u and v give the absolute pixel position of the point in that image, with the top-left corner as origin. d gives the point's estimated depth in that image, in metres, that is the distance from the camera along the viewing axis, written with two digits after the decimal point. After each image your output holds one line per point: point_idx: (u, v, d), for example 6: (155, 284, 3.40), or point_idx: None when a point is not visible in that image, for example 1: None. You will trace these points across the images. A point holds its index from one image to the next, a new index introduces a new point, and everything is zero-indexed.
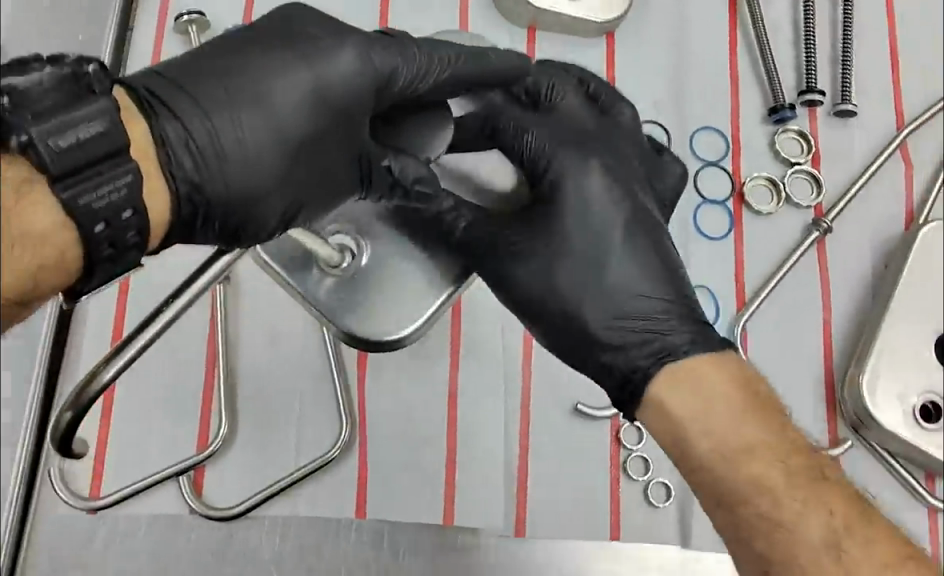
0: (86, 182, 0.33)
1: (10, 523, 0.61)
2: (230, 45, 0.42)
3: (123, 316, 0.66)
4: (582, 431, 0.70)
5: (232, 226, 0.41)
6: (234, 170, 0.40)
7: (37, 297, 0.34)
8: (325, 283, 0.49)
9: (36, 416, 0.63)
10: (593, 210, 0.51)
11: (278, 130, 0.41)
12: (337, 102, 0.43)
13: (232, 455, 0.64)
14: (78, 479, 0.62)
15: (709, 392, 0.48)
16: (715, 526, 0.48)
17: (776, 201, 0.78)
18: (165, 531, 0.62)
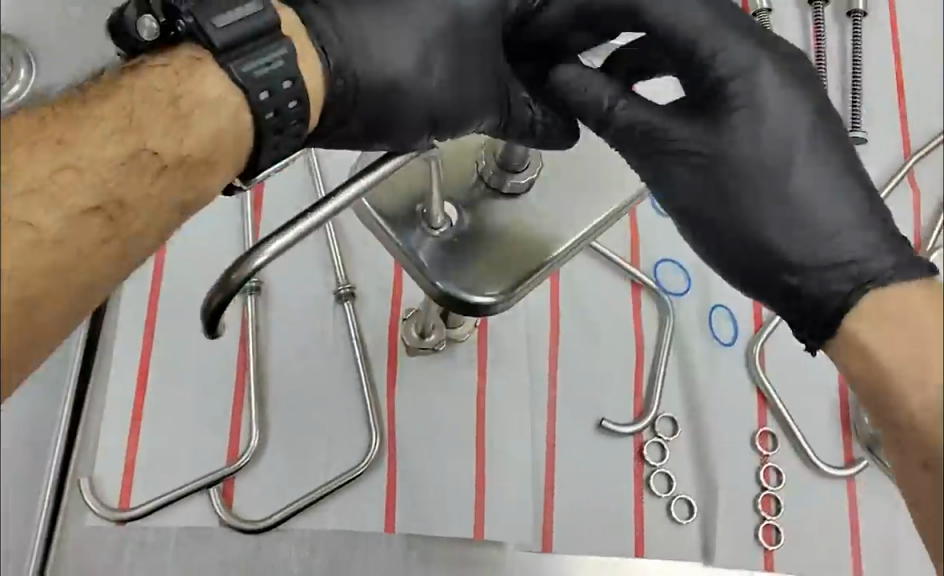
0: (248, 56, 0.37)
1: (43, 530, 0.60)
2: None
3: (153, 326, 0.66)
4: (606, 446, 0.71)
5: (378, 119, 0.42)
6: (376, 60, 0.42)
7: (219, 165, 0.38)
8: (425, 243, 0.48)
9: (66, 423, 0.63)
10: (764, 137, 0.42)
11: (420, 34, 0.43)
12: (479, 36, 0.45)
13: (262, 466, 0.63)
14: (107, 487, 0.61)
15: (923, 332, 0.38)
16: (916, 513, 0.39)
17: None
18: (194, 543, 0.61)
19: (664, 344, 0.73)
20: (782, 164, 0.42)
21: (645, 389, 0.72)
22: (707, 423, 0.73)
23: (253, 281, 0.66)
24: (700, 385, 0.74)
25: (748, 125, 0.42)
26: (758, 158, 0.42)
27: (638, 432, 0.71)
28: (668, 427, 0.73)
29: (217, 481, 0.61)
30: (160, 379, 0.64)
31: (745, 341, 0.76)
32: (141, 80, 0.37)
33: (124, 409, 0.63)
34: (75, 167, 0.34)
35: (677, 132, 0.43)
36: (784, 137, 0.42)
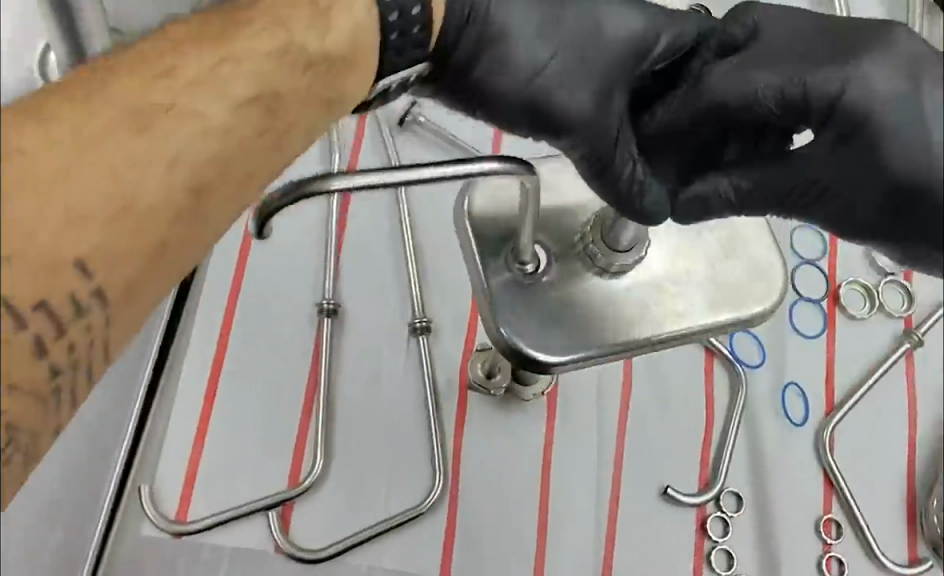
0: None
1: (95, 549, 0.56)
2: None
3: (227, 335, 0.64)
4: (670, 516, 0.68)
5: (476, 102, 0.38)
6: (491, 39, 0.37)
7: (352, 68, 0.35)
8: (503, 277, 0.42)
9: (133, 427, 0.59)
10: (908, 132, 0.35)
11: (551, 24, 0.38)
12: (608, 58, 0.38)
13: (323, 494, 0.62)
14: (167, 496, 0.60)
15: None
16: None
17: (870, 307, 0.79)
18: (247, 564, 0.59)
19: (736, 413, 0.71)
20: (926, 150, 0.35)
21: (712, 458, 0.70)
22: (772, 502, 0.71)
23: (331, 303, 0.64)
24: (765, 460, 0.72)
25: (882, 136, 0.35)
26: (901, 173, 0.35)
27: (703, 504, 0.68)
28: (733, 502, 0.70)
29: (272, 506, 0.59)
30: (229, 389, 0.63)
31: (815, 423, 0.74)
32: None
33: (189, 419, 0.62)
34: (231, 62, 0.31)
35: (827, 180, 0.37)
36: (912, 120, 0.35)
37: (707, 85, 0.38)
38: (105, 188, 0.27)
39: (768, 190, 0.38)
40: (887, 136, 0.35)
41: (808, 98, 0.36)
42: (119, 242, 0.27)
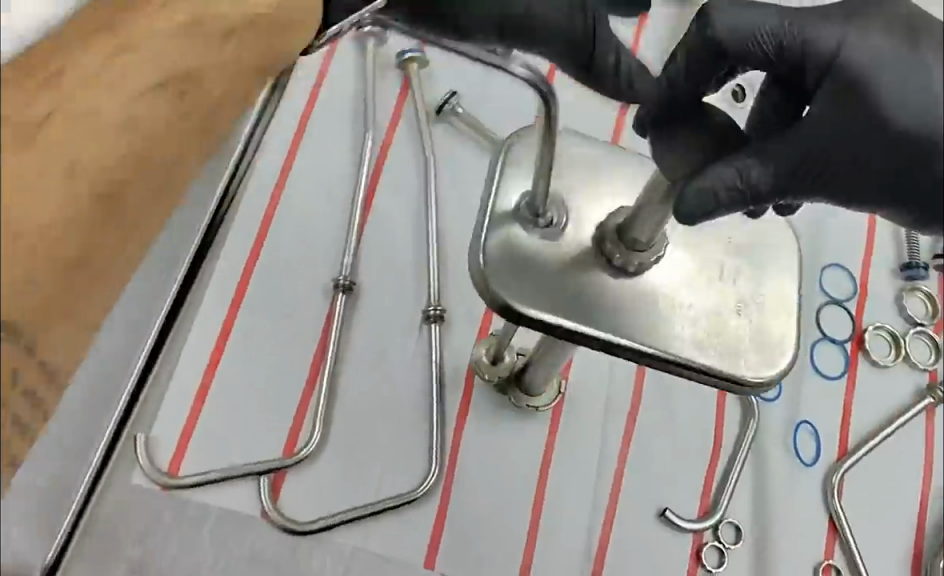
0: None
1: (81, 499, 0.55)
2: None
3: (239, 303, 0.65)
4: (664, 539, 0.67)
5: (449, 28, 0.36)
6: None
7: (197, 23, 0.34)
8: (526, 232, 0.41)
9: (135, 382, 0.58)
10: (912, 85, 0.32)
11: None
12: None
13: (315, 470, 0.61)
14: (161, 451, 0.60)
15: None
16: None
17: (895, 354, 0.77)
18: (232, 526, 0.58)
19: (744, 444, 0.69)
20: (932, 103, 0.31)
21: (715, 486, 0.69)
22: (771, 540, 0.69)
23: (347, 280, 0.64)
24: (768, 496, 0.71)
25: (886, 83, 0.32)
26: (907, 127, 0.31)
27: (699, 531, 0.67)
28: (732, 533, 0.69)
29: (264, 473, 0.60)
30: (235, 355, 0.63)
31: (825, 465, 0.73)
32: None
33: (191, 379, 0.62)
34: (122, 62, 0.31)
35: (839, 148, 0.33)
36: (916, 72, 0.32)
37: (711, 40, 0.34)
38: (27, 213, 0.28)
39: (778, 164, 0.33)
40: (899, 92, 0.32)
41: (805, 54, 0.33)
42: (18, 268, 0.28)
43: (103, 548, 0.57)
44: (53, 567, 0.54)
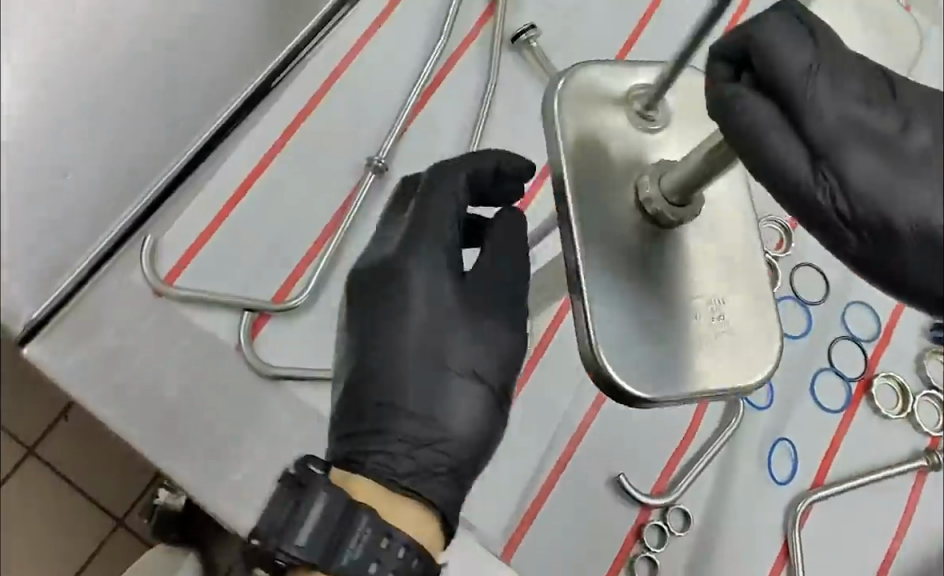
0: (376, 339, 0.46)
1: (72, 283, 0.59)
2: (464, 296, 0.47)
3: (274, 155, 0.67)
4: (609, 505, 0.67)
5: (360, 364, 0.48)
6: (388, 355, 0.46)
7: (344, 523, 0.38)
8: (617, 112, 0.45)
9: (154, 196, 0.62)
10: (941, 120, 0.33)
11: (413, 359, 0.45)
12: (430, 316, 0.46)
13: (297, 323, 0.65)
14: (163, 261, 0.64)
15: None
16: None
17: (901, 408, 0.75)
18: (208, 349, 0.63)
19: (719, 437, 0.68)
20: (928, 211, 0.31)
21: (676, 471, 0.69)
22: (717, 543, 0.68)
23: (381, 162, 0.66)
24: (725, 500, 0.70)
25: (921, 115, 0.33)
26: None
27: (647, 506, 0.67)
28: (681, 521, 0.68)
29: (247, 309, 0.64)
30: (255, 202, 0.66)
31: (795, 488, 0.71)
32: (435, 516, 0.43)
33: (209, 210, 0.66)
34: None
35: (875, 162, 0.32)
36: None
37: (765, 45, 0.33)
38: None
39: (806, 136, 0.33)
40: (899, 190, 0.31)
41: (848, 80, 0.33)
42: None
43: (82, 331, 0.59)
44: (32, 333, 0.58)
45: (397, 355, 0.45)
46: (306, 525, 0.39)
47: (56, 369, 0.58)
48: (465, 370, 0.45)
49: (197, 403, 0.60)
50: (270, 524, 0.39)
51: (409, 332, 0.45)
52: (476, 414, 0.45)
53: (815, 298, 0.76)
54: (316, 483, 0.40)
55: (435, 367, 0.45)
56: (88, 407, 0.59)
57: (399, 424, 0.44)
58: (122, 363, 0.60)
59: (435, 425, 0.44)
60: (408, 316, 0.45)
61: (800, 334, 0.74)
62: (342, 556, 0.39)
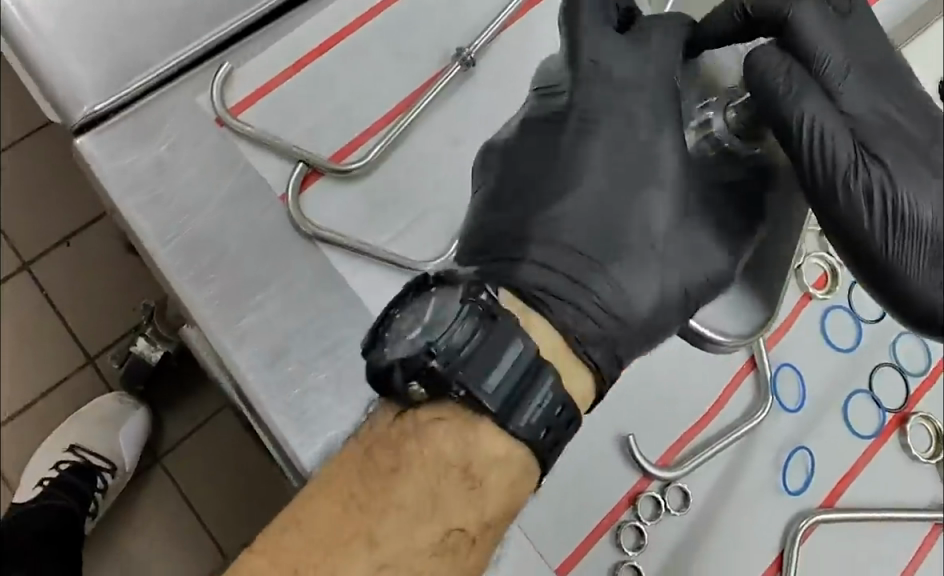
0: (518, 149, 0.55)
1: (138, 89, 0.60)
2: (604, 137, 0.53)
3: (366, 21, 0.67)
4: (616, 463, 0.63)
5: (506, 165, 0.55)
6: (553, 180, 0.53)
7: (451, 432, 0.46)
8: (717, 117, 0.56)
9: (237, 29, 0.63)
10: None
11: (568, 192, 0.52)
12: (595, 164, 0.52)
13: (347, 193, 0.63)
14: (235, 91, 0.63)
15: None
16: None
17: (931, 452, 0.72)
18: (251, 189, 0.61)
19: (741, 427, 0.65)
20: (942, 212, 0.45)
21: (685, 450, 0.65)
22: (714, 532, 0.64)
23: (469, 55, 0.65)
24: (735, 489, 0.65)
25: None
26: None
27: (648, 475, 0.62)
28: (678, 501, 0.63)
29: (303, 161, 0.62)
30: (334, 61, 0.65)
31: (804, 501, 0.67)
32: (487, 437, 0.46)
33: (288, 56, 0.65)
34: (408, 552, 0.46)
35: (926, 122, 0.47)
36: None
37: (797, 36, 0.50)
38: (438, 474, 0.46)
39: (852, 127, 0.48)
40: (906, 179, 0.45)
41: (867, 70, 0.49)
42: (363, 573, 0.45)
43: (138, 136, 0.60)
44: (90, 124, 0.59)
45: (571, 197, 0.52)
46: (487, 372, 0.45)
47: (99, 164, 0.58)
48: (643, 236, 0.51)
49: (229, 239, 0.59)
50: (454, 352, 0.45)
51: (582, 193, 0.52)
52: (643, 283, 0.51)
53: (870, 316, 0.74)
54: (499, 323, 0.46)
55: (617, 222, 0.51)
56: (122, 210, 0.58)
57: (549, 253, 0.51)
58: (164, 178, 0.59)
59: (595, 278, 0.50)
60: (587, 171, 0.52)
61: (849, 347, 0.73)
62: (524, 409, 0.46)
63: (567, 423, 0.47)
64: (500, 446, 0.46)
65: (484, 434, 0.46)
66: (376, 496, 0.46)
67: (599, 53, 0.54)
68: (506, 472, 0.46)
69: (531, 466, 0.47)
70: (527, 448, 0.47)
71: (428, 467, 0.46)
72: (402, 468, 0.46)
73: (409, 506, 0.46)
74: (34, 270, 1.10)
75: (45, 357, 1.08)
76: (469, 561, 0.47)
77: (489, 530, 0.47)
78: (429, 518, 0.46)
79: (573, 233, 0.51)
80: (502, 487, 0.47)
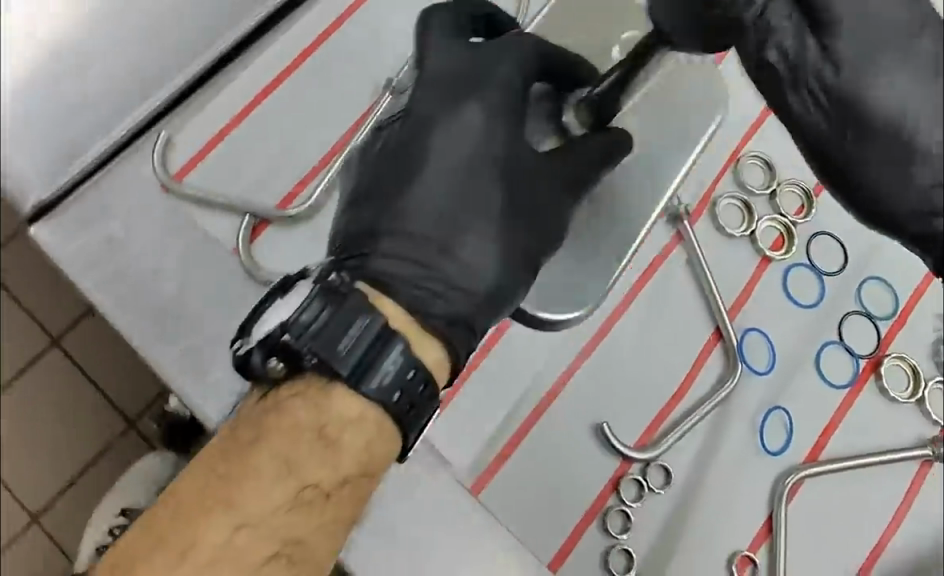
0: (367, 145, 0.53)
1: (84, 170, 0.63)
2: (442, 118, 0.50)
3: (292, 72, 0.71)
4: (594, 452, 0.65)
5: (357, 162, 0.53)
6: (389, 167, 0.50)
7: (306, 397, 0.45)
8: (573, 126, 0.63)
9: (172, 96, 0.66)
10: None
11: (405, 178, 0.49)
12: (428, 148, 0.50)
13: (296, 235, 0.67)
14: (176, 155, 0.67)
15: None
16: None
17: (910, 392, 0.73)
18: (204, 248, 0.64)
19: (713, 397, 0.67)
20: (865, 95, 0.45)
21: (662, 427, 0.67)
22: (699, 504, 0.66)
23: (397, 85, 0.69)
24: (714, 460, 0.67)
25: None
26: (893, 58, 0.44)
27: (627, 458, 0.64)
28: (660, 479, 0.65)
29: (249, 213, 0.66)
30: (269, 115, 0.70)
31: (788, 459, 0.69)
32: (338, 401, 0.45)
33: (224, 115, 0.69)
34: (254, 521, 0.43)
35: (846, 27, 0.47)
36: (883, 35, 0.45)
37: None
38: (289, 440, 0.44)
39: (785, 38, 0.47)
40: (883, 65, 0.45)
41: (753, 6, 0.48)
42: (214, 545, 0.43)
43: (90, 216, 0.62)
44: (43, 211, 0.62)
45: (409, 185, 0.49)
46: (341, 351, 0.44)
47: (58, 249, 0.61)
48: (484, 217, 0.50)
49: (189, 299, 0.62)
50: (304, 328, 0.44)
51: (423, 180, 0.49)
52: (488, 254, 0.49)
53: (832, 268, 0.75)
54: (349, 301, 0.45)
55: (467, 199, 0.49)
56: (83, 289, 0.61)
57: (394, 245, 0.48)
58: (121, 251, 0.62)
59: (437, 260, 0.48)
60: (427, 154, 0.50)
61: (812, 303, 0.74)
62: (373, 375, 0.44)
63: (422, 387, 0.46)
64: (354, 407, 0.45)
65: (337, 396, 0.45)
66: (229, 471, 0.44)
67: (438, 57, 0.53)
68: (362, 431, 0.45)
69: (386, 426, 0.46)
70: (380, 409, 0.45)
71: (283, 435, 0.44)
72: (259, 438, 0.44)
73: (265, 472, 0.43)
74: (64, 344, 1.07)
75: (53, 433, 1.06)
76: (328, 518, 0.45)
77: (346, 488, 0.45)
78: (285, 481, 0.44)
79: (415, 223, 0.48)
80: (357, 447, 0.45)
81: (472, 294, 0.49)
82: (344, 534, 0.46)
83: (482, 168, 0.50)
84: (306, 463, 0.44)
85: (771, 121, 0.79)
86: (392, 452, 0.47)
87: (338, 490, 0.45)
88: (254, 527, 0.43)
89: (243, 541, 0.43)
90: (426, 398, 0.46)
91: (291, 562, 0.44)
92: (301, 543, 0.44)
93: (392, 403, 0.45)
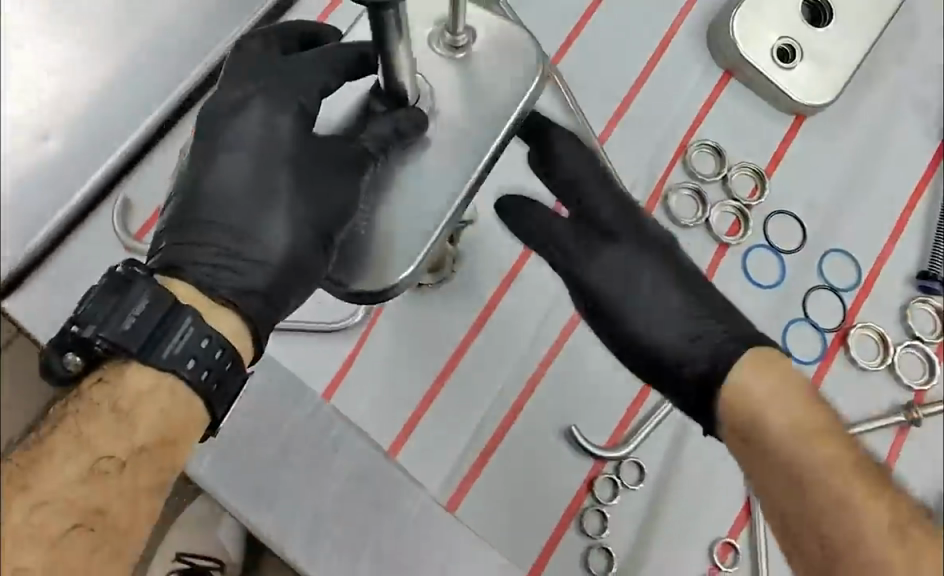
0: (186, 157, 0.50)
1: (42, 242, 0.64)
2: (227, 115, 0.46)
3: None
4: (567, 455, 0.66)
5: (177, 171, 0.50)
6: (186, 174, 0.46)
7: (97, 380, 0.43)
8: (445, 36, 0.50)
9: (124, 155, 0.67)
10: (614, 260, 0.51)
11: (194, 185, 0.45)
12: (214, 150, 0.45)
13: None
14: (137, 215, 0.67)
15: None
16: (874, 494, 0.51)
17: (879, 360, 0.74)
18: None
19: None
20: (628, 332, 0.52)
21: (634, 422, 0.68)
22: (676, 496, 0.67)
23: None
24: (686, 450, 0.68)
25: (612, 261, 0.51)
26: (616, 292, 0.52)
27: (600, 458, 0.66)
28: (635, 475, 0.67)
29: None
30: None
31: None
32: (127, 374, 0.42)
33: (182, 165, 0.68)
34: (52, 499, 0.41)
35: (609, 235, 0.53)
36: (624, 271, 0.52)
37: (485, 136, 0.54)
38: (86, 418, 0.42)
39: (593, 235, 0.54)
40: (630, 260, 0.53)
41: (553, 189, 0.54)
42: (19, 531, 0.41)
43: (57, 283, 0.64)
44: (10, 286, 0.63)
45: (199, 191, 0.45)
46: (138, 343, 0.41)
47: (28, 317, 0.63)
48: (277, 210, 0.45)
49: None
50: (97, 320, 0.41)
51: (213, 181, 0.45)
52: (285, 242, 0.45)
53: (791, 245, 0.76)
54: (134, 287, 0.42)
55: (254, 194, 0.45)
56: None
57: (189, 250, 0.44)
58: None
59: (235, 250, 0.44)
60: (216, 156, 0.45)
61: (775, 284, 0.75)
62: (163, 347, 0.41)
63: (226, 362, 0.43)
64: (148, 378, 0.42)
65: (127, 370, 0.42)
66: (31, 458, 0.42)
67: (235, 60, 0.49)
68: (155, 400, 0.42)
69: (183, 395, 0.43)
70: (174, 379, 0.42)
71: (77, 416, 0.42)
72: (55, 425, 0.43)
73: (61, 451, 0.42)
74: None
75: None
76: (130, 485, 0.43)
77: (144, 455, 0.43)
78: (78, 456, 0.42)
79: (207, 226, 0.44)
80: (150, 418, 0.42)
81: (271, 274, 0.45)
82: (153, 501, 0.44)
83: (276, 157, 0.46)
84: (100, 436, 0.42)
85: (720, 106, 0.79)
86: (199, 421, 0.44)
87: (136, 459, 0.43)
88: (52, 504, 0.41)
89: (42, 519, 0.41)
90: (233, 372, 0.43)
91: (93, 535, 0.42)
92: (103, 510, 0.42)
93: (199, 380, 0.42)
